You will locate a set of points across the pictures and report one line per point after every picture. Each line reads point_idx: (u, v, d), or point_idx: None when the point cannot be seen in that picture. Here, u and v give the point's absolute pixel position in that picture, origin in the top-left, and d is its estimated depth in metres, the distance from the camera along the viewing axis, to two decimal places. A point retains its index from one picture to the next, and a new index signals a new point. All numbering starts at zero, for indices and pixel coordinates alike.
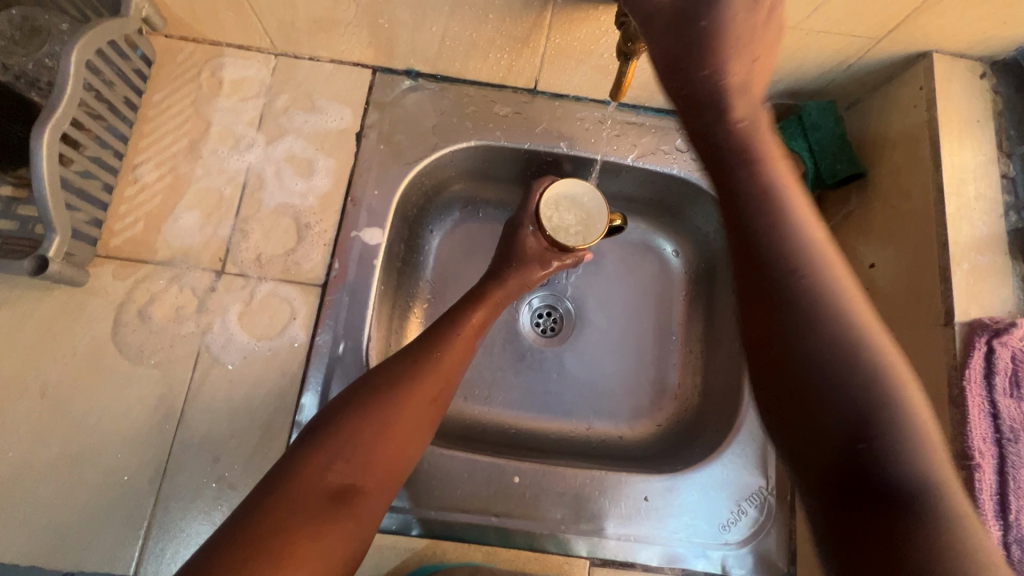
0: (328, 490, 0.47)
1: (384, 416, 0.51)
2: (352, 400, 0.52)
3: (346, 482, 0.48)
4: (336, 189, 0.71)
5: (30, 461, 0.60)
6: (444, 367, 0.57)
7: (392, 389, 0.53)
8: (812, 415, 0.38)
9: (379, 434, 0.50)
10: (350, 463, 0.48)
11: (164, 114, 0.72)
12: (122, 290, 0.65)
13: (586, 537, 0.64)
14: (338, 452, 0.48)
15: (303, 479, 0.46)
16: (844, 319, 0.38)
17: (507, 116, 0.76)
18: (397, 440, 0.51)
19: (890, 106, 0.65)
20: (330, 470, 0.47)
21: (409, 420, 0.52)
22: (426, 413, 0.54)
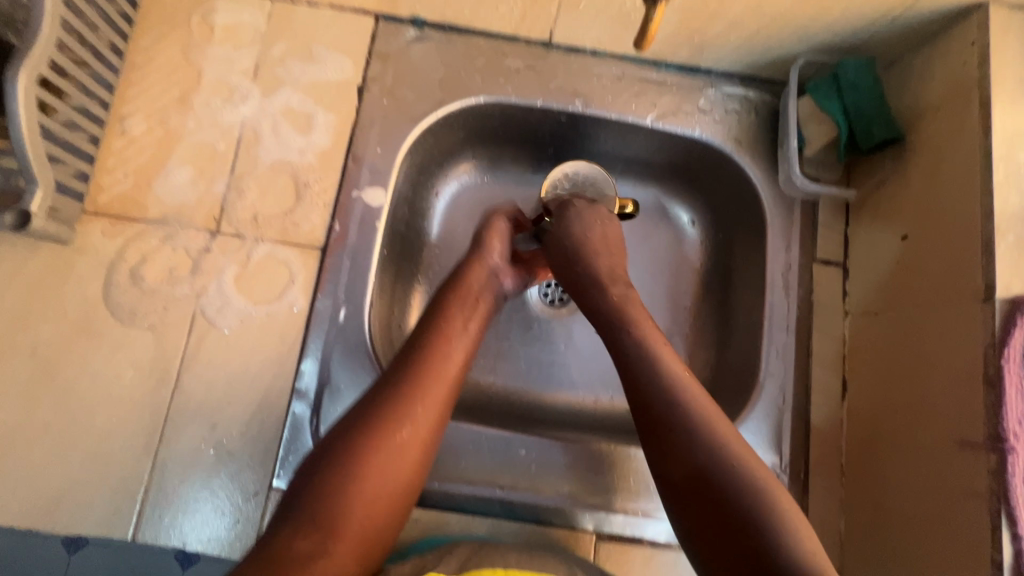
0: (297, 558, 0.41)
1: (349, 469, 0.45)
2: (324, 451, 0.46)
3: (316, 546, 0.42)
4: (337, 146, 0.67)
5: (23, 424, 0.58)
6: (425, 404, 0.49)
7: (363, 435, 0.47)
8: (702, 521, 0.45)
9: (350, 492, 0.44)
10: (315, 524, 0.43)
11: (152, 61, 0.67)
12: (112, 248, 0.62)
13: (593, 512, 0.62)
14: (301, 516, 0.43)
15: (273, 545, 0.41)
16: (717, 441, 0.46)
17: (519, 71, 0.71)
18: (371, 496, 0.45)
19: (937, 63, 0.60)
20: (297, 535, 0.42)
21: (382, 474, 0.46)
22: (401, 462, 0.47)
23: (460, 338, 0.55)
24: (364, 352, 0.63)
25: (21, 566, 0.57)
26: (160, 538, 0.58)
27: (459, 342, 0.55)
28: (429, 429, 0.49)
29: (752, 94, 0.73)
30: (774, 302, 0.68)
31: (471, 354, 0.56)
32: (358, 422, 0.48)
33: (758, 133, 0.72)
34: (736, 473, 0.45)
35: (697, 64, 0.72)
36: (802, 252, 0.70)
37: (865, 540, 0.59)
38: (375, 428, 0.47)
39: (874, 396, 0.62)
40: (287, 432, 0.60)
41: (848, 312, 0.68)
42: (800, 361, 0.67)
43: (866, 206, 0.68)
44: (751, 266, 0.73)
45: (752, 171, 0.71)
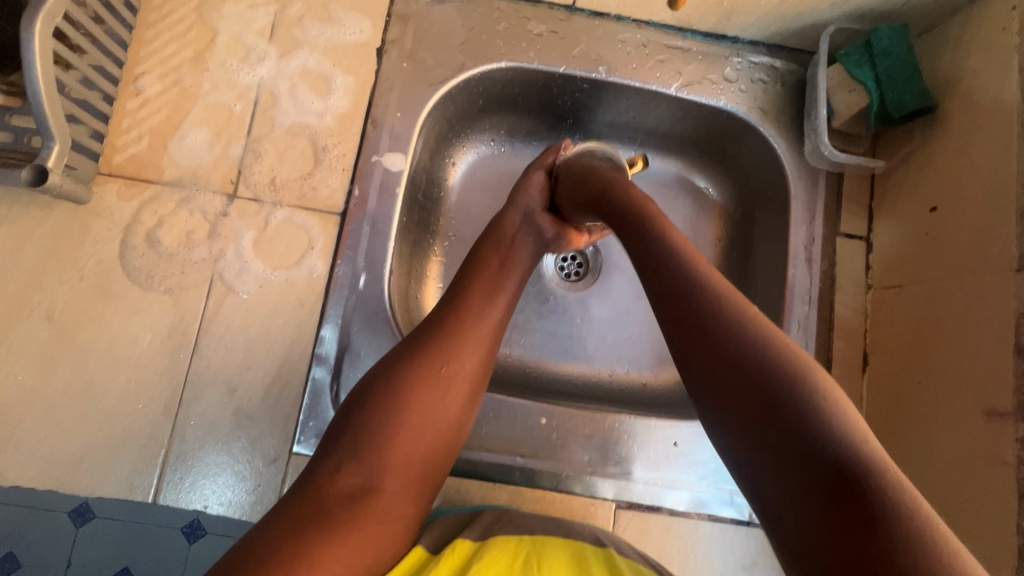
0: (342, 494, 0.42)
1: (389, 408, 0.45)
2: (371, 384, 0.47)
3: (362, 480, 0.43)
4: (356, 110, 0.66)
5: (42, 385, 0.58)
6: (470, 339, 0.49)
7: (408, 368, 0.47)
8: (754, 439, 0.36)
9: (396, 425, 0.45)
10: (359, 461, 0.44)
11: (166, 19, 0.65)
12: (128, 210, 0.61)
13: (612, 480, 0.62)
14: (345, 454, 0.44)
15: (316, 484, 0.43)
16: (760, 343, 0.38)
17: (541, 35, 0.69)
18: (421, 429, 0.45)
19: (974, 29, 0.59)
20: (342, 471, 0.43)
21: (430, 407, 0.46)
22: (450, 396, 0.47)
23: (505, 280, 0.54)
24: (383, 319, 0.62)
25: (44, 527, 0.57)
26: (181, 501, 0.57)
27: (505, 285, 0.54)
28: (476, 365, 0.49)
29: (779, 64, 0.71)
30: (796, 276, 0.68)
31: (516, 293, 0.55)
32: (404, 356, 0.48)
33: (784, 104, 0.70)
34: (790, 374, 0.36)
35: (724, 31, 0.70)
36: (826, 226, 0.69)
37: None
38: (421, 363, 0.47)
39: (895, 370, 0.62)
40: (307, 398, 0.60)
41: (871, 286, 0.68)
42: (821, 334, 0.67)
43: (892, 179, 0.67)
44: (772, 238, 0.72)
45: (777, 142, 0.70)
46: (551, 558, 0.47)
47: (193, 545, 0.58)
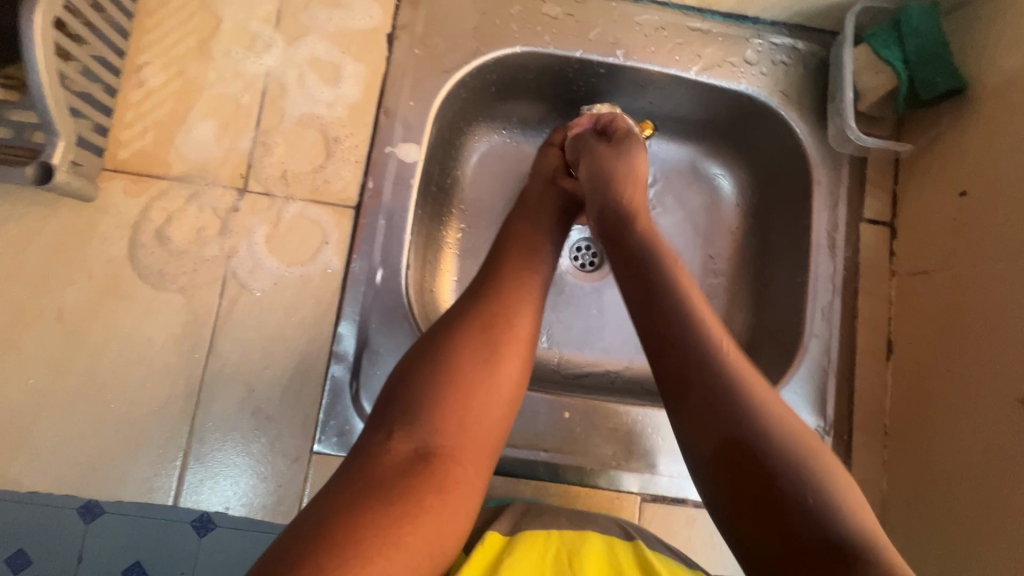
0: (397, 461, 0.41)
1: (437, 371, 0.44)
2: (419, 353, 0.46)
3: (417, 446, 0.42)
4: (367, 99, 0.64)
5: (54, 389, 0.56)
6: (515, 305, 0.48)
7: (456, 336, 0.46)
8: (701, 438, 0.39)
9: (448, 390, 0.43)
10: (411, 427, 0.42)
11: (167, 7, 0.62)
12: (136, 207, 0.59)
13: (637, 473, 0.62)
14: (395, 421, 0.43)
15: (369, 455, 0.42)
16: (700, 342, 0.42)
17: (557, 19, 0.67)
18: (475, 391, 0.44)
19: (1007, 9, 0.57)
20: (394, 440, 0.42)
21: (482, 370, 0.45)
22: (500, 360, 0.46)
23: (541, 250, 0.54)
24: (401, 314, 0.61)
25: (49, 534, 0.55)
26: (201, 502, 0.56)
27: (541, 257, 0.54)
28: (524, 332, 0.48)
29: (801, 44, 0.69)
30: (819, 263, 0.67)
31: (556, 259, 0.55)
32: (450, 325, 0.47)
33: (806, 87, 0.68)
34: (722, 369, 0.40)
35: (745, 12, 0.68)
36: (849, 211, 0.68)
37: (908, 495, 0.60)
38: (469, 330, 0.46)
39: (923, 356, 0.61)
40: (327, 396, 0.59)
41: (895, 272, 0.67)
42: (845, 322, 0.66)
43: (918, 161, 0.66)
44: (793, 225, 0.70)
45: (799, 127, 0.68)
46: (586, 550, 0.46)
47: (204, 539, 0.56)
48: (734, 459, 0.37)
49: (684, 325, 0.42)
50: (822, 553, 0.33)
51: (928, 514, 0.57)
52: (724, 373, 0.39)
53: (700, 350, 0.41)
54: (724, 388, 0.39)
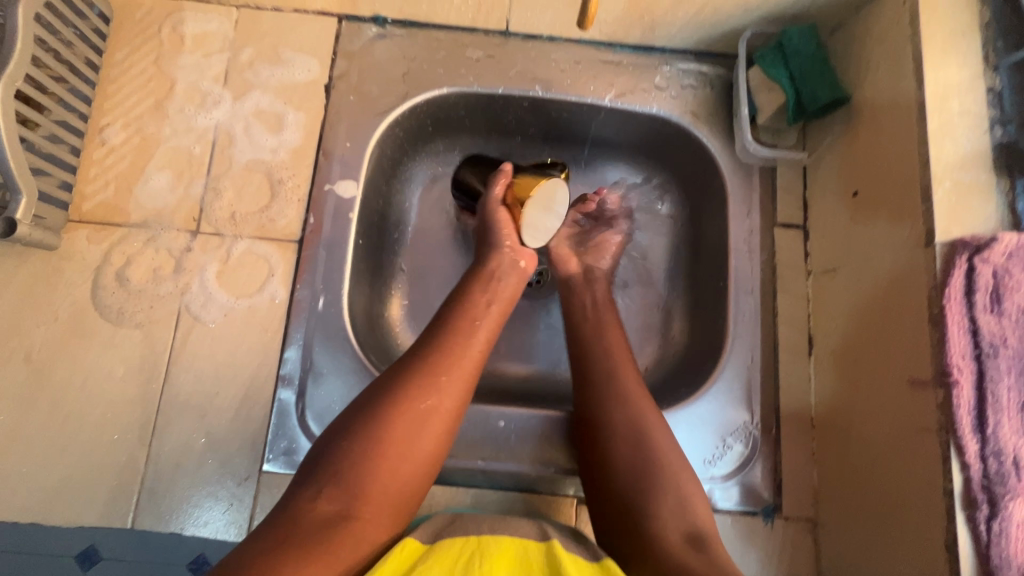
0: (320, 519, 0.44)
1: (371, 439, 0.47)
2: (353, 416, 0.49)
3: (339, 508, 0.45)
4: (307, 143, 0.70)
5: (22, 424, 0.61)
6: (447, 378, 0.51)
7: (389, 407, 0.49)
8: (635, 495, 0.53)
9: (376, 457, 0.47)
10: (339, 489, 0.46)
11: (127, 74, 0.70)
12: (98, 253, 0.65)
13: (573, 476, 0.65)
14: (325, 480, 0.46)
15: (296, 507, 0.45)
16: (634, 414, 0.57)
17: (479, 60, 0.74)
18: (400, 458, 0.48)
19: (875, 26, 0.63)
20: (322, 497, 0.45)
21: (409, 440, 0.48)
22: (427, 432, 0.49)
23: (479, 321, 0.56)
24: (343, 337, 0.65)
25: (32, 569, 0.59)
26: (159, 525, 0.60)
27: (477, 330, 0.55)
28: (454, 405, 0.51)
29: (707, 69, 0.75)
30: (738, 267, 0.71)
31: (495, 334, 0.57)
32: (386, 391, 0.50)
33: (713, 106, 0.74)
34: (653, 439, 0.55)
35: (652, 43, 0.75)
36: (763, 217, 0.72)
37: (834, 484, 0.62)
38: (402, 398, 0.49)
39: (837, 347, 0.64)
40: (275, 418, 0.63)
41: (810, 271, 0.70)
42: (765, 320, 0.70)
43: (820, 167, 0.70)
44: (715, 234, 0.75)
45: (710, 142, 0.74)
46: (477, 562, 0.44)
47: None
48: (629, 480, 0.54)
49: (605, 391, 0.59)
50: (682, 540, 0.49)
51: (852, 502, 0.59)
52: (636, 426, 0.56)
53: (627, 408, 0.57)
54: (632, 439, 0.55)
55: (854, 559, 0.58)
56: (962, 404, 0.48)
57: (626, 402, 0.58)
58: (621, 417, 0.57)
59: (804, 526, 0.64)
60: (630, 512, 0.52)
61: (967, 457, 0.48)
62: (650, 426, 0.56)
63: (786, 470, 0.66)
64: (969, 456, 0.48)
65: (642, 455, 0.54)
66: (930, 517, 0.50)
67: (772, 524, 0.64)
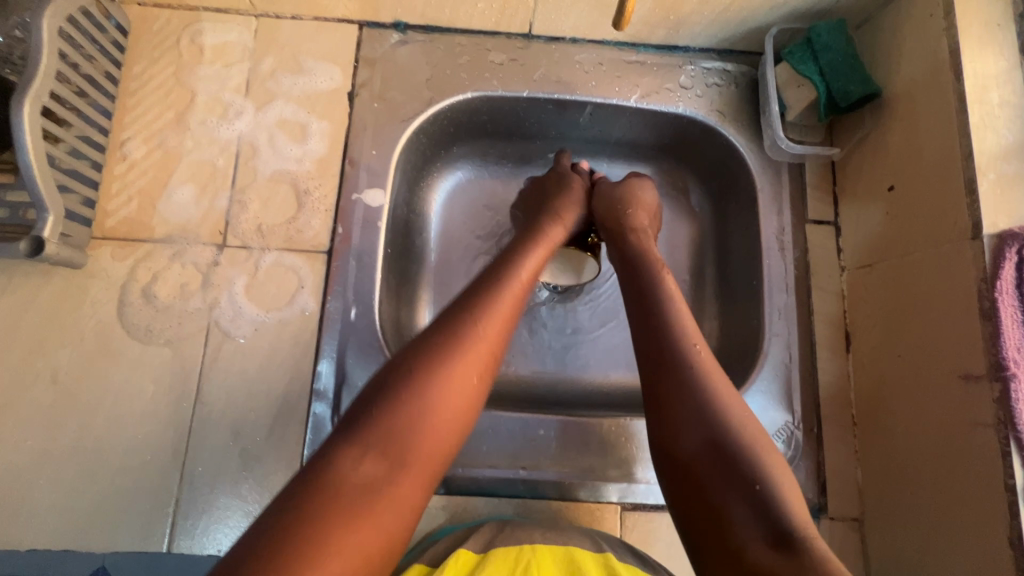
0: (360, 484, 0.39)
1: (421, 395, 0.43)
2: (393, 371, 0.45)
3: (382, 472, 0.41)
4: (333, 152, 0.69)
5: (51, 448, 0.59)
6: (485, 333, 0.48)
7: (437, 361, 0.45)
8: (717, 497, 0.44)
9: (420, 415, 0.43)
10: (386, 455, 0.41)
11: (146, 87, 0.69)
12: (123, 270, 0.64)
13: (616, 483, 0.63)
14: (366, 443, 0.41)
15: (332, 473, 0.40)
16: (716, 408, 0.48)
17: (502, 64, 0.73)
18: (441, 416, 0.44)
19: (906, 20, 0.63)
20: (363, 461, 0.40)
21: (452, 398, 0.45)
22: (468, 391, 0.46)
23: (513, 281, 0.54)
24: (376, 348, 0.64)
25: None
26: (195, 547, 0.58)
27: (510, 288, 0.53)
28: (489, 361, 0.48)
29: (730, 67, 0.75)
30: (771, 265, 0.70)
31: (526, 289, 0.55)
32: (423, 347, 0.46)
33: (740, 103, 0.73)
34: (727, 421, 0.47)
35: (675, 43, 0.74)
36: (794, 215, 0.71)
37: (883, 486, 0.61)
38: (445, 353, 0.46)
39: (877, 346, 0.63)
40: (310, 433, 0.61)
41: (844, 268, 0.70)
42: (802, 319, 0.69)
43: (851, 163, 0.70)
44: (744, 233, 0.74)
45: (737, 140, 0.73)
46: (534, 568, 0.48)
47: None
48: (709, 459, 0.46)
49: (680, 368, 0.50)
50: (774, 550, 0.40)
51: (905, 504, 0.58)
52: (710, 412, 0.47)
53: (699, 385, 0.49)
54: (700, 408, 0.47)
55: (909, 560, 0.57)
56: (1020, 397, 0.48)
57: (706, 383, 0.49)
58: (694, 402, 0.48)
59: (851, 526, 0.63)
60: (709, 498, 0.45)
61: None
62: (723, 399, 0.48)
63: (830, 469, 0.65)
64: None
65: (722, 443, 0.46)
66: (992, 512, 0.49)
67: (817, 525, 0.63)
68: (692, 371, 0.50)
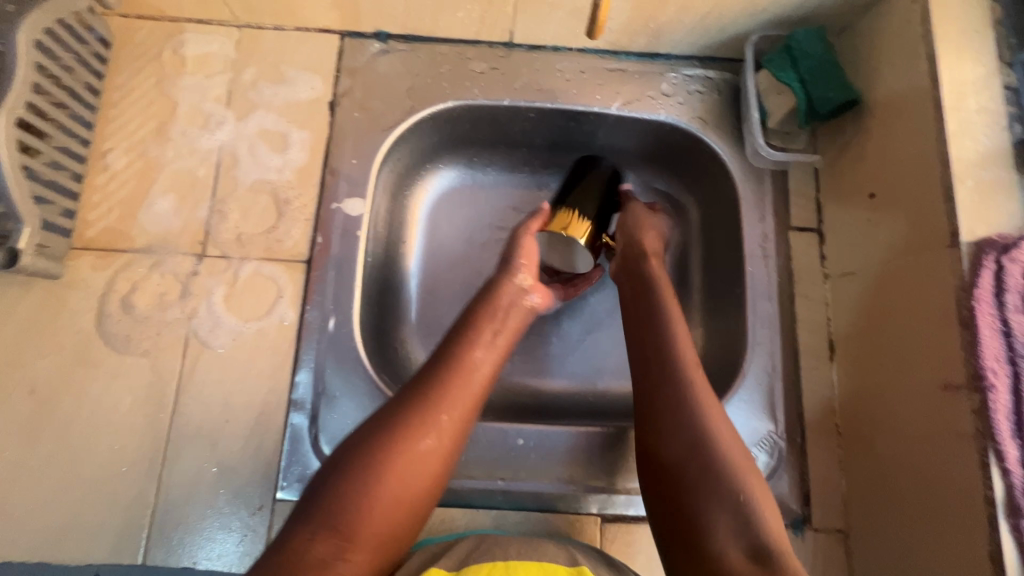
0: (311, 564, 0.42)
1: (373, 476, 0.46)
2: (353, 448, 0.48)
3: (332, 552, 0.43)
4: (313, 162, 0.69)
5: (26, 459, 0.59)
6: (444, 417, 0.50)
7: (390, 442, 0.48)
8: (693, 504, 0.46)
9: (373, 499, 0.45)
10: (335, 531, 0.43)
11: (128, 98, 0.69)
12: (102, 280, 0.64)
13: (596, 494, 0.63)
14: (322, 521, 0.44)
15: (289, 548, 0.42)
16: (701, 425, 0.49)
17: (483, 73, 0.73)
18: (395, 495, 0.46)
19: (884, 27, 0.62)
20: (316, 539, 0.43)
21: (409, 485, 0.47)
22: (424, 470, 0.48)
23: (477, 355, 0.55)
24: (355, 358, 0.64)
25: None
26: (170, 559, 0.58)
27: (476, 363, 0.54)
28: (453, 442, 0.50)
29: (712, 74, 0.74)
30: (754, 273, 0.69)
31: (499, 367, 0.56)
32: (384, 426, 0.49)
33: (722, 110, 0.73)
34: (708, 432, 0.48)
35: (657, 50, 0.74)
36: (777, 221, 0.71)
37: (867, 497, 0.60)
38: (402, 435, 0.48)
39: (860, 354, 0.63)
40: (287, 444, 0.61)
41: (828, 276, 0.69)
42: (785, 327, 0.68)
43: (833, 170, 0.70)
44: (728, 240, 0.74)
45: (720, 147, 0.73)
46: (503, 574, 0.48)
47: None
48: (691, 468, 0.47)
49: (673, 375, 0.52)
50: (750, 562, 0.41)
51: (889, 517, 0.57)
52: (699, 424, 0.49)
53: (682, 397, 0.50)
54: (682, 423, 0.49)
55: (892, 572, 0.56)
56: (1000, 407, 0.47)
57: (694, 401, 0.50)
58: (680, 416, 0.49)
59: (835, 537, 0.62)
60: (684, 503, 0.46)
61: (1008, 463, 0.47)
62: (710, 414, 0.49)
63: (814, 480, 0.64)
64: (1009, 462, 0.47)
65: (706, 452, 0.47)
66: (973, 526, 0.48)
67: (801, 536, 0.62)
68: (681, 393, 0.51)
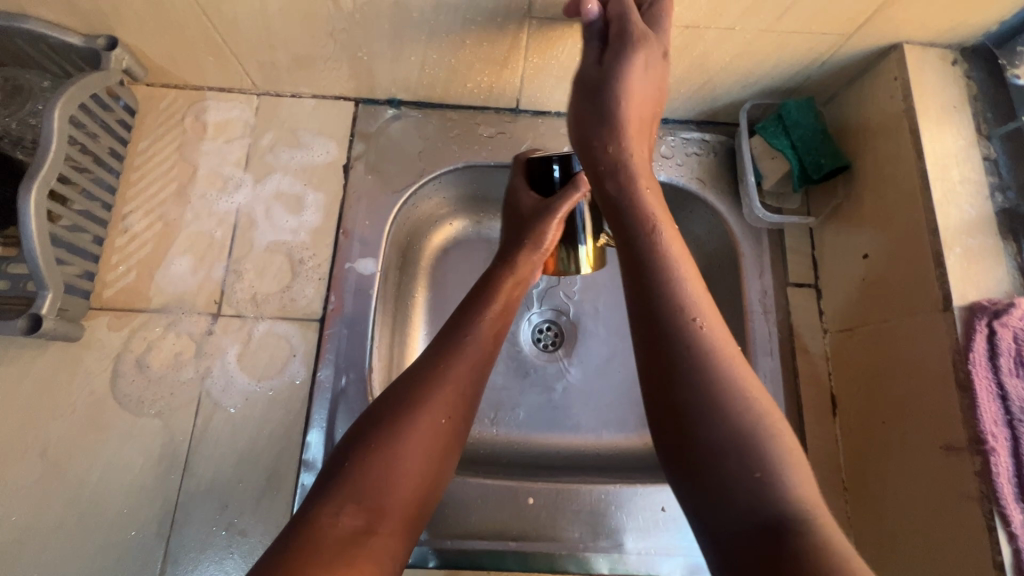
0: (343, 537, 0.42)
1: (386, 451, 0.46)
2: (370, 427, 0.48)
3: (359, 524, 0.43)
4: (328, 223, 0.71)
5: (34, 524, 0.59)
6: (457, 388, 0.51)
7: (400, 415, 0.48)
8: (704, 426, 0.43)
9: (394, 469, 0.46)
10: (360, 504, 0.44)
11: (151, 162, 0.72)
12: (118, 340, 0.65)
13: (606, 554, 0.63)
14: (345, 497, 0.44)
15: (313, 527, 0.42)
16: (702, 341, 0.45)
17: (491, 137, 0.76)
18: (412, 469, 0.47)
19: (869, 98, 0.66)
20: (343, 514, 0.43)
21: (420, 457, 0.47)
22: (436, 444, 0.48)
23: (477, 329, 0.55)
24: None
25: None
26: None
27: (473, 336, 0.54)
28: (461, 413, 0.51)
29: (708, 137, 0.78)
30: (756, 327, 0.71)
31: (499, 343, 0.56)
32: (388, 404, 0.49)
33: (719, 171, 0.77)
34: (706, 341, 0.46)
35: None
36: (776, 278, 0.73)
37: (876, 553, 0.60)
38: (411, 408, 0.48)
39: (861, 408, 0.64)
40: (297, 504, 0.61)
41: (827, 330, 0.71)
42: (788, 382, 0.69)
43: (827, 229, 0.73)
44: (730, 295, 0.76)
45: (718, 206, 0.76)
46: None
47: None
48: (698, 392, 0.44)
49: (664, 279, 0.48)
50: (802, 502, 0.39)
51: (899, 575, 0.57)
52: (693, 340, 0.46)
53: (677, 311, 0.47)
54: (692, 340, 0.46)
55: None
56: (1000, 471, 0.49)
57: (687, 309, 0.47)
58: (684, 334, 0.46)
59: None
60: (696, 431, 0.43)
61: (1014, 527, 0.48)
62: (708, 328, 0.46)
63: None
64: (1015, 526, 0.48)
65: (717, 390, 0.44)
66: None
67: None
68: (676, 303, 0.47)
